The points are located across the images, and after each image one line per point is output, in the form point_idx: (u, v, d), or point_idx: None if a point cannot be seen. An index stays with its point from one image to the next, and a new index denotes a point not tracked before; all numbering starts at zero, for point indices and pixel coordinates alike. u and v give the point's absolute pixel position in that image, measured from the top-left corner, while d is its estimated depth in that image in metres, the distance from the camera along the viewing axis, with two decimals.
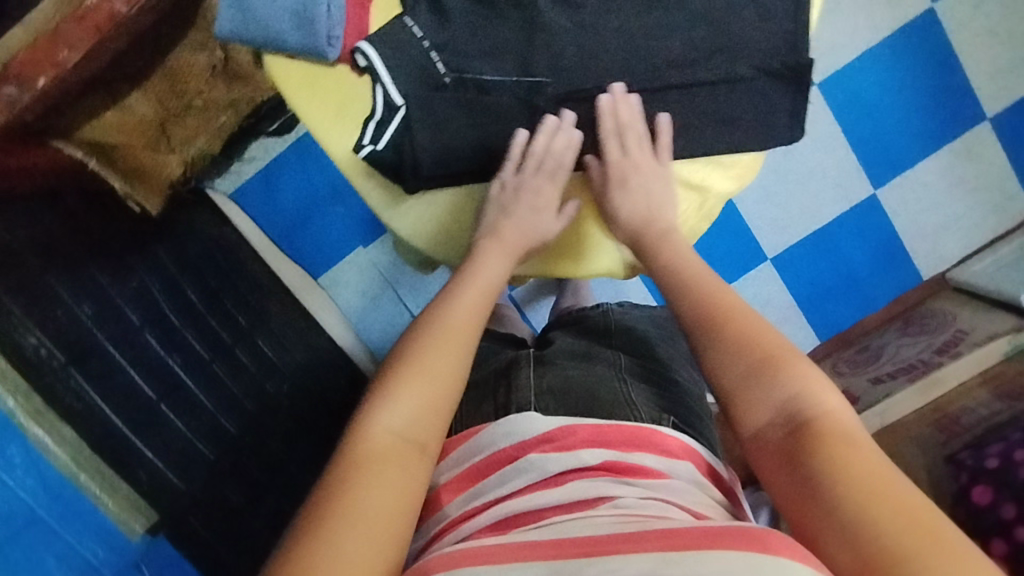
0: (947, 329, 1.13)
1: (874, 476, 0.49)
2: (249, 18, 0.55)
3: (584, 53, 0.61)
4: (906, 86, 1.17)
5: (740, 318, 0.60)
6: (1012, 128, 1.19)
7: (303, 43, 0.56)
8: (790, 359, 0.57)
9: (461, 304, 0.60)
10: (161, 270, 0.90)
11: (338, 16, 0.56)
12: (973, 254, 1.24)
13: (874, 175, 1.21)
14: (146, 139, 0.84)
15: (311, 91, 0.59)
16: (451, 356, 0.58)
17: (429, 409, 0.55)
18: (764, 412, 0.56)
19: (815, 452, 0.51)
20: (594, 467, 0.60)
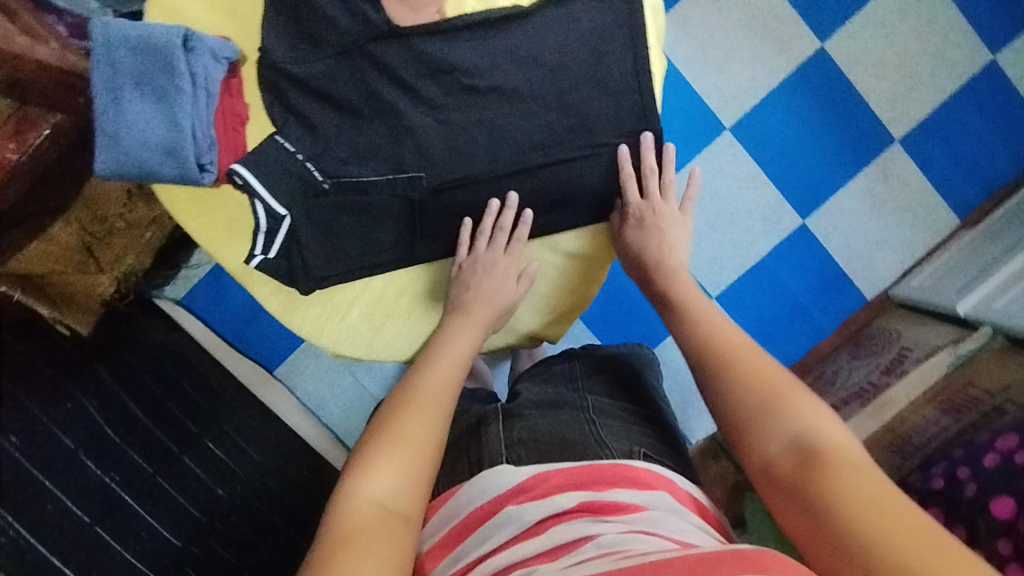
0: (894, 348, 1.14)
1: (873, 501, 0.48)
2: (121, 154, 0.55)
3: (453, 146, 0.62)
4: (811, 120, 1.22)
5: (738, 362, 0.61)
6: (919, 146, 1.24)
7: (176, 172, 0.57)
8: (794, 394, 0.58)
9: (437, 370, 0.61)
10: (103, 389, 0.95)
11: (208, 142, 0.58)
12: (909, 269, 1.27)
13: (799, 206, 1.25)
14: (73, 264, 0.87)
15: (200, 211, 0.63)
16: (431, 421, 0.57)
17: (411, 478, 0.53)
18: (774, 443, 0.56)
19: (823, 478, 0.51)
20: (573, 510, 0.58)
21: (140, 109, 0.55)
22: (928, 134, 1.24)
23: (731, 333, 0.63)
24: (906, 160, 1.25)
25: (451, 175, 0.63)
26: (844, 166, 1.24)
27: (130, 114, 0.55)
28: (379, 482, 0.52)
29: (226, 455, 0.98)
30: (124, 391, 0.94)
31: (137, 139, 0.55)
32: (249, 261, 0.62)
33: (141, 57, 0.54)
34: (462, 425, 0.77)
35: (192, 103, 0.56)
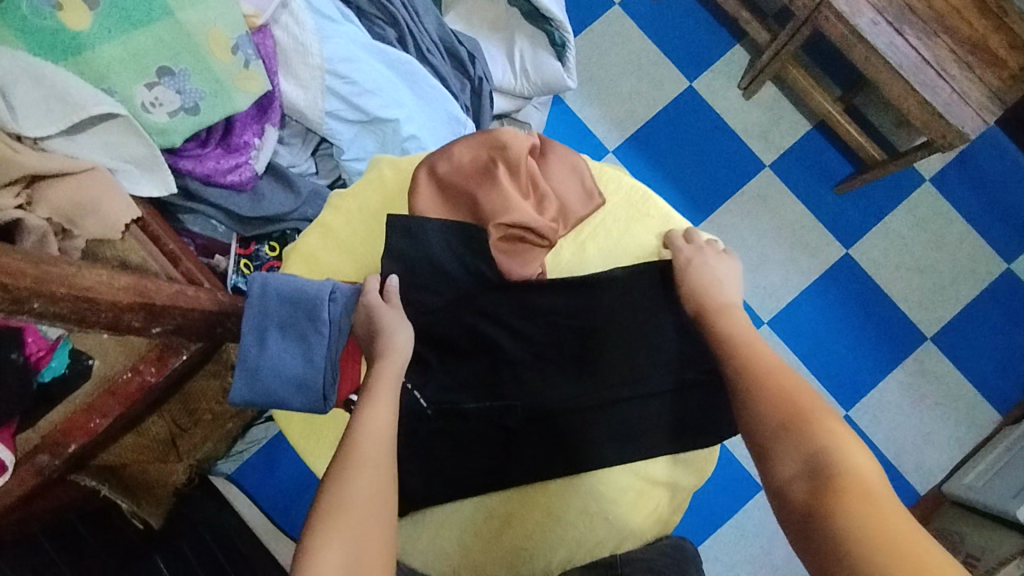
0: (959, 553, 1.10)
1: (883, 526, 0.44)
2: (257, 389, 0.63)
3: (544, 380, 0.70)
4: (846, 318, 1.31)
5: (770, 386, 0.57)
6: (953, 345, 1.30)
7: (304, 404, 0.63)
8: (823, 418, 0.54)
9: (376, 417, 0.56)
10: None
11: (332, 376, 0.64)
12: (958, 465, 1.28)
13: (841, 399, 1.29)
14: (156, 454, 0.92)
15: (310, 434, 0.69)
16: (380, 483, 0.53)
17: (369, 546, 0.49)
18: (791, 462, 0.52)
19: (840, 511, 0.46)
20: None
21: (280, 348, 0.63)
22: (959, 333, 1.31)
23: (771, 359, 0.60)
24: (941, 358, 1.30)
25: (545, 404, 0.70)
26: (881, 363, 1.30)
27: (272, 354, 0.63)
28: (333, 560, 0.47)
29: None
30: None
31: (274, 376, 0.63)
32: None
33: (288, 306, 0.64)
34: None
35: (325, 344, 0.64)
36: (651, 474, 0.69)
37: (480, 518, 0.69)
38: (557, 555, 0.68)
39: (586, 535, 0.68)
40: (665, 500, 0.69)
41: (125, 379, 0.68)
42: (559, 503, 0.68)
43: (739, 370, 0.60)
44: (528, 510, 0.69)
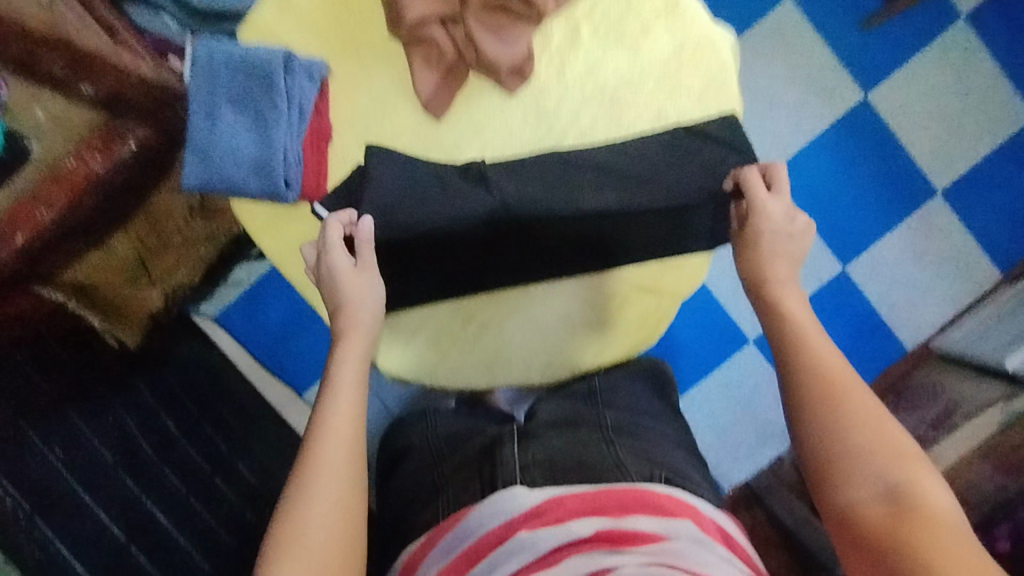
0: (939, 400, 1.12)
1: (967, 562, 0.43)
2: (211, 169, 0.63)
3: (530, 182, 0.66)
4: (856, 168, 1.23)
5: (847, 401, 0.54)
6: (963, 199, 1.25)
7: (263, 190, 0.64)
8: (902, 445, 0.52)
9: (339, 417, 0.57)
10: (137, 401, 0.89)
11: (295, 161, 0.65)
12: (950, 321, 1.26)
13: (840, 253, 1.25)
14: (126, 275, 0.87)
15: (273, 230, 0.67)
16: (341, 486, 0.55)
17: (325, 561, 0.51)
18: (865, 486, 0.51)
19: (917, 545, 0.46)
20: (590, 539, 0.53)
21: (234, 127, 0.64)
22: (972, 186, 1.24)
23: (842, 366, 0.56)
24: (949, 213, 1.25)
25: (528, 208, 0.66)
26: (886, 217, 1.25)
27: (224, 132, 0.64)
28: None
29: (255, 478, 0.95)
30: (161, 407, 0.90)
31: (229, 155, 0.63)
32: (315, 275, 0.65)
33: (241, 78, 0.64)
34: (475, 446, 0.72)
35: (285, 125, 0.64)
36: (640, 281, 0.69)
37: (457, 322, 0.70)
38: (533, 362, 0.70)
39: (563, 339, 0.70)
40: (652, 308, 0.70)
41: (70, 169, 0.66)
42: (535, 308, 0.70)
43: (795, 371, 0.57)
44: (505, 315, 0.70)
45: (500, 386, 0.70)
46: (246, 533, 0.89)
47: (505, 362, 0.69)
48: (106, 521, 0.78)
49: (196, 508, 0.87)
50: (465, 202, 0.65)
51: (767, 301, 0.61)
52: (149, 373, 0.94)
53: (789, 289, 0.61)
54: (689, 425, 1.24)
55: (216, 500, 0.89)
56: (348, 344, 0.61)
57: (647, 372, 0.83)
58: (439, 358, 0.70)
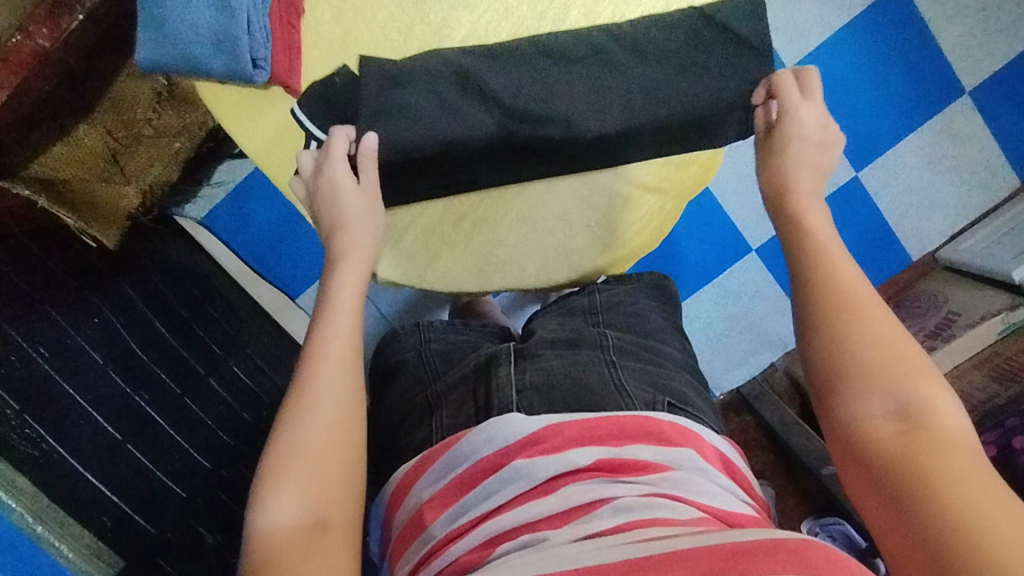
0: (939, 311, 1.11)
1: (979, 482, 0.40)
2: (170, 45, 0.59)
3: (530, 70, 0.61)
4: (881, 64, 1.16)
5: (860, 320, 0.49)
6: (992, 100, 1.18)
7: (231, 66, 0.59)
8: (915, 356, 0.48)
9: (334, 340, 0.57)
10: (123, 302, 0.86)
11: (262, 41, 0.59)
12: (960, 232, 1.22)
13: (856, 158, 1.20)
14: (98, 170, 0.83)
15: (242, 113, 0.65)
16: (338, 407, 0.54)
17: (326, 480, 0.50)
18: (876, 402, 0.46)
19: (928, 463, 0.42)
20: (589, 469, 0.55)
21: None
22: (1004, 86, 1.17)
23: (859, 285, 0.51)
24: (972, 116, 1.19)
25: (529, 103, 0.60)
26: (905, 119, 1.18)
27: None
28: (288, 503, 0.49)
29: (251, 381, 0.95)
30: (149, 308, 0.89)
31: (189, 30, 0.58)
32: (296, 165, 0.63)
33: None
34: (469, 364, 0.70)
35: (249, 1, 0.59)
36: (643, 179, 0.67)
37: (451, 222, 0.66)
38: (530, 263, 0.67)
39: (562, 239, 0.67)
40: (656, 206, 0.68)
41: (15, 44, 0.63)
42: (530, 206, 0.67)
43: (809, 284, 0.52)
44: (500, 214, 0.66)
45: (494, 289, 0.68)
46: (242, 432, 0.90)
47: (501, 263, 0.67)
48: (100, 422, 0.76)
49: (190, 407, 0.87)
50: (459, 103, 0.60)
51: (787, 214, 0.57)
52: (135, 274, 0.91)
53: (806, 202, 0.57)
54: (686, 334, 1.23)
55: (210, 400, 0.89)
56: (343, 270, 0.60)
57: (648, 291, 0.80)
58: (433, 261, 0.67)
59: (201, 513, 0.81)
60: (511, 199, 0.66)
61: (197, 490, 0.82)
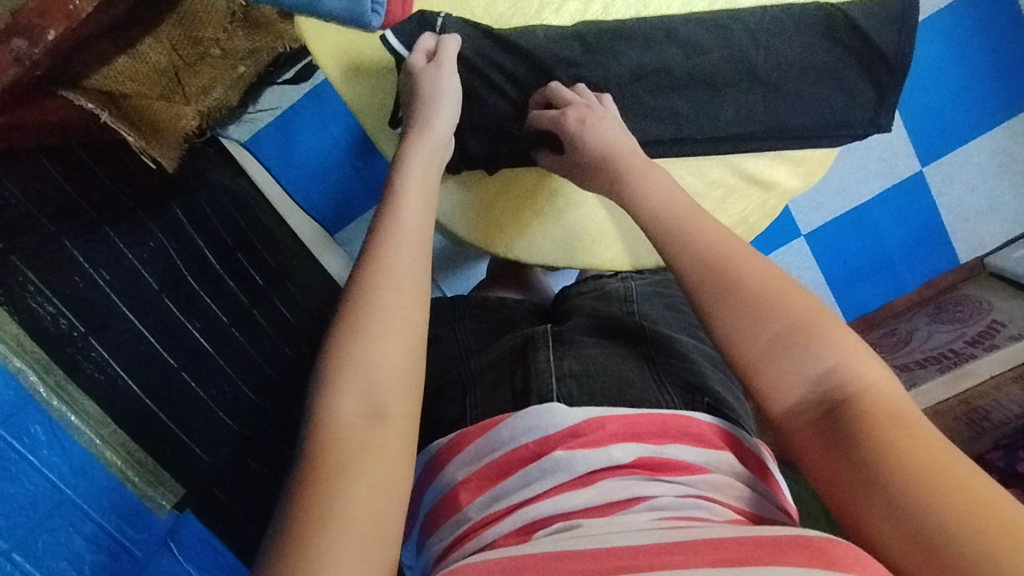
0: (983, 319, 1.11)
1: (932, 465, 0.42)
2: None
3: (651, 53, 0.70)
4: (967, 57, 1.13)
5: (746, 282, 0.53)
6: None
7: (350, 10, 0.61)
8: (820, 320, 0.50)
9: (401, 234, 0.55)
10: (174, 224, 0.85)
11: None
12: (1012, 240, 1.20)
13: (923, 152, 1.16)
14: (159, 89, 0.78)
15: (337, 55, 0.71)
16: (405, 302, 0.52)
17: (390, 372, 0.49)
18: (796, 386, 0.49)
19: (859, 437, 0.45)
20: (628, 466, 0.56)
21: None
22: None
23: (741, 247, 0.56)
24: None
25: (647, 78, 0.71)
26: (984, 116, 1.15)
27: None
28: (352, 389, 0.48)
29: (292, 315, 0.98)
30: (199, 234, 0.88)
31: None
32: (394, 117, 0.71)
33: None
34: (508, 344, 0.72)
35: None
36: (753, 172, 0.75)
37: (507, 195, 0.78)
38: (575, 245, 0.79)
39: (592, 231, 0.79)
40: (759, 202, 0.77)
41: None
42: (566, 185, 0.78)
43: (684, 266, 0.56)
44: (548, 195, 0.78)
45: (518, 257, 0.79)
46: (285, 365, 0.94)
47: (537, 233, 0.78)
48: (158, 348, 0.76)
49: (236, 336, 0.88)
50: (576, 68, 0.70)
51: (694, 215, 0.58)
52: (183, 198, 0.88)
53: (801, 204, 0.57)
54: None
55: (255, 331, 0.91)
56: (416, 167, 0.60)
57: (665, 292, 0.80)
58: (483, 220, 0.78)
59: (248, 445, 0.86)
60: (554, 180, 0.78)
61: (246, 421, 0.86)
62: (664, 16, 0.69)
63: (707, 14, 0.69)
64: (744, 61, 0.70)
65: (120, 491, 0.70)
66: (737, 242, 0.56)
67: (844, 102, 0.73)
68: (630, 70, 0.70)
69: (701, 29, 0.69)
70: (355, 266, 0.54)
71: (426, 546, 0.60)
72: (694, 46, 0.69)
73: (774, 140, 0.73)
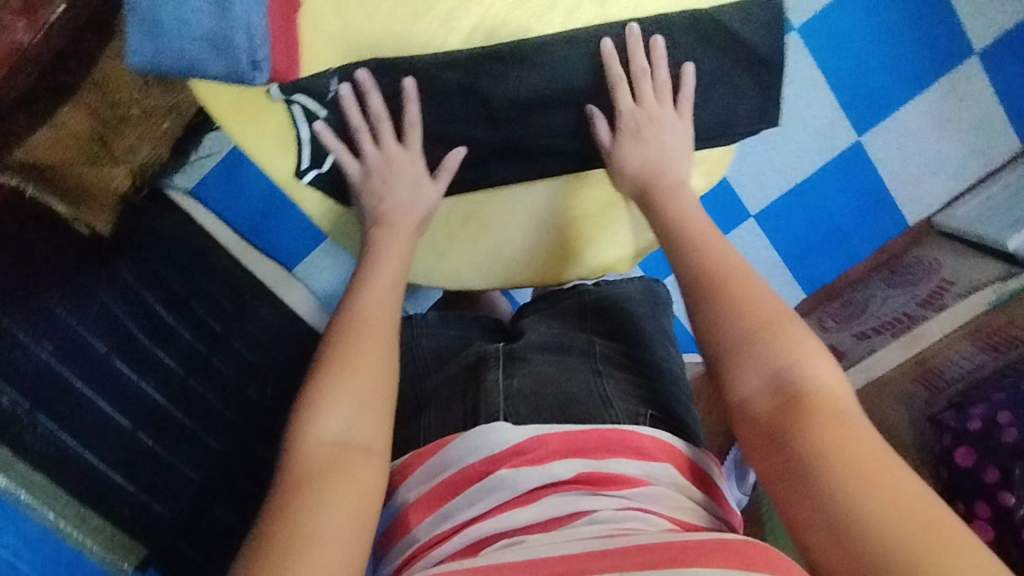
0: (932, 279, 1.14)
1: (870, 463, 0.48)
2: (159, 47, 0.60)
3: (546, 71, 0.71)
4: (887, 24, 1.12)
5: (728, 286, 0.61)
6: (999, 63, 1.13)
7: (230, 69, 0.61)
8: (783, 326, 0.57)
9: (373, 295, 0.66)
10: (120, 284, 0.86)
11: (260, 37, 0.60)
12: (958, 197, 1.22)
13: (856, 122, 1.17)
14: (87, 155, 0.82)
15: (239, 114, 0.70)
16: (375, 352, 0.62)
17: (361, 410, 0.58)
18: (756, 381, 0.55)
19: (806, 425, 0.51)
20: (569, 481, 0.57)
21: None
22: (1013, 47, 1.12)
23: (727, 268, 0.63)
24: (979, 78, 1.14)
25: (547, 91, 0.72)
26: (910, 81, 1.14)
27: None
28: (328, 419, 0.57)
29: (253, 356, 0.99)
30: (145, 288, 0.89)
31: (185, 32, 0.59)
32: (301, 172, 0.74)
33: None
34: (461, 363, 0.73)
35: None
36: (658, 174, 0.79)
37: (462, 225, 0.80)
38: (532, 264, 0.82)
39: (548, 249, 0.81)
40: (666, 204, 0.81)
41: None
42: (533, 206, 0.79)
43: (688, 268, 0.64)
44: (499, 218, 0.79)
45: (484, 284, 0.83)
46: (246, 410, 0.94)
47: (496, 261, 0.81)
48: (109, 411, 0.78)
49: (195, 388, 0.89)
50: (478, 88, 0.71)
51: (676, 237, 0.67)
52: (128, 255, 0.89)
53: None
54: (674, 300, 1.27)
55: (216, 380, 0.92)
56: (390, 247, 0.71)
57: (640, 299, 0.82)
58: (438, 256, 0.81)
59: (213, 496, 0.86)
60: (511, 204, 0.79)
61: (207, 471, 0.87)
62: (548, 35, 0.70)
63: (592, 26, 0.70)
64: (636, 71, 0.72)
65: (79, 562, 0.71)
66: (716, 254, 0.64)
67: (732, 101, 0.76)
68: (523, 87, 0.71)
69: (590, 46, 0.70)
70: (334, 319, 0.65)
71: (380, 567, 0.62)
72: (588, 55, 0.71)
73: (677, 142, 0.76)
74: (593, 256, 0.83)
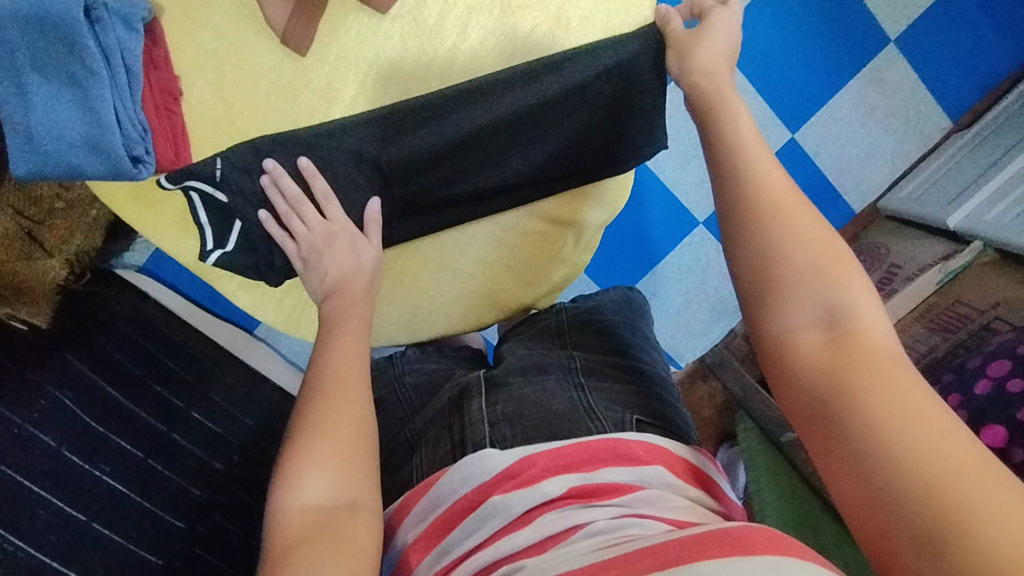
0: (882, 266, 1.18)
1: (917, 407, 0.42)
2: (39, 156, 0.65)
3: (456, 121, 0.73)
4: (805, 22, 1.12)
5: (782, 217, 0.53)
6: (917, 49, 1.15)
7: (111, 168, 0.65)
8: (843, 266, 0.50)
9: (340, 354, 0.64)
10: (70, 374, 0.86)
11: (137, 134, 0.66)
12: (900, 177, 1.24)
13: (788, 120, 1.18)
14: (18, 250, 0.90)
15: (137, 205, 0.75)
16: (351, 410, 0.59)
17: (345, 473, 0.55)
18: (805, 308, 0.49)
19: (858, 367, 0.45)
20: (561, 498, 0.54)
21: (51, 104, 0.64)
22: (927, 33, 1.14)
23: (779, 193, 0.54)
24: (900, 64, 1.16)
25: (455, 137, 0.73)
26: (834, 74, 1.16)
27: (42, 108, 0.64)
28: (312, 484, 0.53)
29: (218, 427, 0.98)
30: (98, 373, 0.88)
31: (61, 138, 0.64)
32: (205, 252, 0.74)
33: (44, 44, 0.61)
34: (444, 399, 0.72)
35: (110, 91, 0.63)
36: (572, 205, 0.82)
37: (401, 277, 0.82)
38: (468, 308, 0.85)
39: (483, 290, 0.84)
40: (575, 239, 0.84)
41: None
42: (458, 256, 0.82)
43: (732, 193, 0.56)
44: (427, 268, 0.83)
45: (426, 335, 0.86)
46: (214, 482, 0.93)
47: (434, 310, 0.84)
48: (65, 507, 0.77)
49: (156, 468, 0.88)
50: (387, 146, 0.73)
51: (722, 157, 0.58)
52: (75, 343, 0.89)
53: (751, 151, 0.57)
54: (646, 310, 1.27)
55: (177, 458, 0.90)
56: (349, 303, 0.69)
57: (616, 308, 0.83)
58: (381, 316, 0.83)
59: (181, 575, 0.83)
60: (439, 252, 0.82)
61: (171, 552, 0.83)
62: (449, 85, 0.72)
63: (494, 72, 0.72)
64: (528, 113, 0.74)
65: None
66: (756, 176, 0.55)
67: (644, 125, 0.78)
68: (425, 143, 0.73)
69: (491, 91, 0.72)
70: (308, 377, 0.62)
71: None
72: (492, 97, 0.72)
73: (580, 176, 0.80)
74: (531, 290, 0.85)
